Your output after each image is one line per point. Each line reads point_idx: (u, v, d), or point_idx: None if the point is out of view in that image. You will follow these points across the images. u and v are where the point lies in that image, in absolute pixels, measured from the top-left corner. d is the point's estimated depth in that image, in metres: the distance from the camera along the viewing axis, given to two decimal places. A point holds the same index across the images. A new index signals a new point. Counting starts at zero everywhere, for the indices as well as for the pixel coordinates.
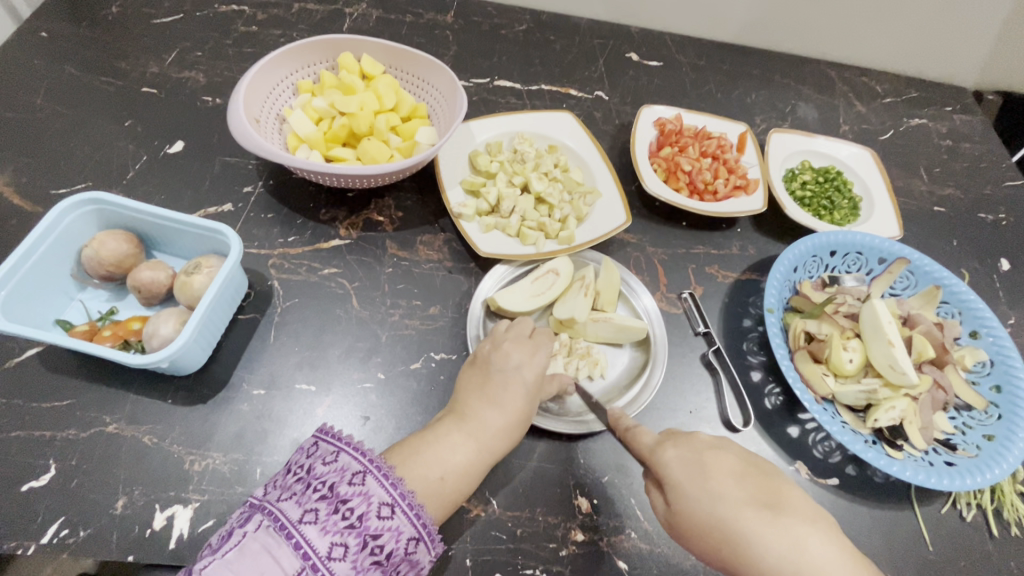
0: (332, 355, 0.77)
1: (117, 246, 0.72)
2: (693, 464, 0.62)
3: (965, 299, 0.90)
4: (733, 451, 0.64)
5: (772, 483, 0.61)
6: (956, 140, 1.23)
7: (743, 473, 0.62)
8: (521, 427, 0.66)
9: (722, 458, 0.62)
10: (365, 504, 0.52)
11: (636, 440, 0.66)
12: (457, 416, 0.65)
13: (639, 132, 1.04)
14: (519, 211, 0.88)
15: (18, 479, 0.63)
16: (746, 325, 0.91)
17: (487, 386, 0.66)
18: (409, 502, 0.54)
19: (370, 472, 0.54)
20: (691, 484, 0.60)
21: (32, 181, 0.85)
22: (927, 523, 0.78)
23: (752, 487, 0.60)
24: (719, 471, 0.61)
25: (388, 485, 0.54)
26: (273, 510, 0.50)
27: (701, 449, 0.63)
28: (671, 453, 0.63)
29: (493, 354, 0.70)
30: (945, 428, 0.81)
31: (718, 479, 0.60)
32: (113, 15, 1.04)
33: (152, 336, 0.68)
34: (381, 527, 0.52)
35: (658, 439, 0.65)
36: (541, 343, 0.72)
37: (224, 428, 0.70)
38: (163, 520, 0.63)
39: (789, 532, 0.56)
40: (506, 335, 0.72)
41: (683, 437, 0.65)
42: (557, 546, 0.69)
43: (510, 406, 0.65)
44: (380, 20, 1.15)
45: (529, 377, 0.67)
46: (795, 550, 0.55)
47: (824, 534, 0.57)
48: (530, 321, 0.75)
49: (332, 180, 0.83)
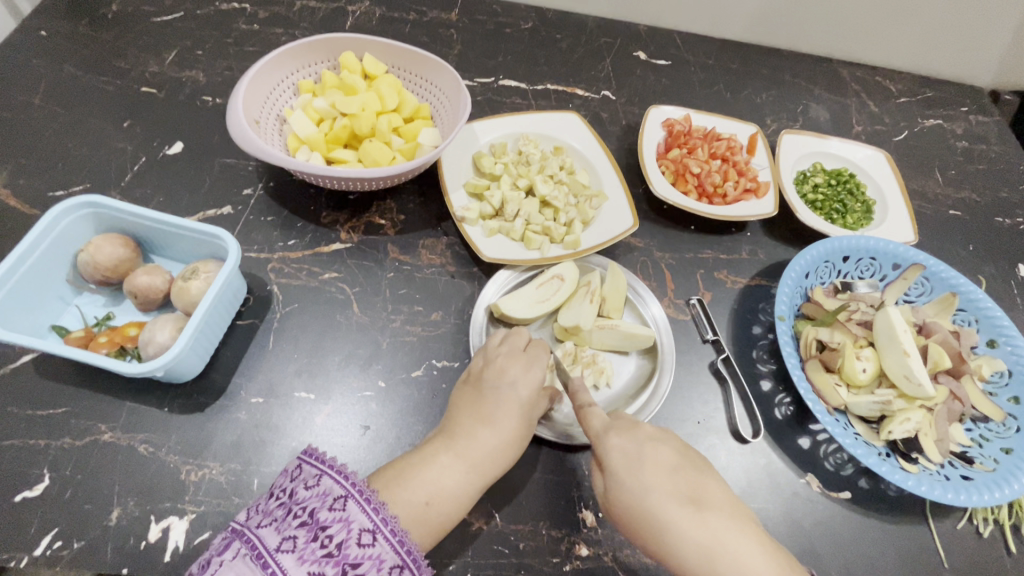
0: (331, 362, 0.75)
1: (114, 250, 0.71)
2: (632, 455, 0.62)
3: (982, 306, 0.87)
4: (673, 444, 0.64)
5: (703, 478, 0.61)
6: (972, 141, 1.20)
7: (678, 467, 0.62)
8: (516, 448, 0.64)
9: (661, 451, 0.62)
10: (345, 530, 0.51)
11: (586, 423, 0.66)
12: (447, 436, 0.63)
13: (647, 132, 1.01)
14: (523, 215, 0.86)
15: (12, 489, 0.62)
16: (756, 333, 0.89)
17: (481, 404, 0.65)
18: (392, 529, 0.53)
19: (352, 496, 0.53)
20: (627, 475, 0.61)
21: (31, 182, 0.84)
22: (942, 538, 0.76)
23: (682, 481, 0.60)
24: (655, 464, 0.61)
25: (369, 511, 0.53)
26: (251, 537, 0.49)
27: (643, 440, 0.63)
28: (614, 441, 0.63)
29: (487, 370, 0.68)
30: (961, 440, 0.78)
31: (652, 472, 0.60)
32: (113, 14, 1.03)
33: (148, 343, 0.66)
34: (361, 555, 0.50)
35: (606, 424, 0.65)
36: (537, 357, 0.69)
37: (220, 437, 0.68)
38: (158, 532, 0.62)
39: (709, 526, 0.57)
40: (500, 350, 0.70)
41: (628, 426, 0.65)
42: (560, 560, 0.67)
43: (504, 425, 0.63)
44: (383, 18, 1.14)
45: (524, 394, 0.66)
46: (712, 545, 0.56)
47: (746, 532, 0.57)
48: (526, 334, 0.73)
49: (332, 183, 0.81)
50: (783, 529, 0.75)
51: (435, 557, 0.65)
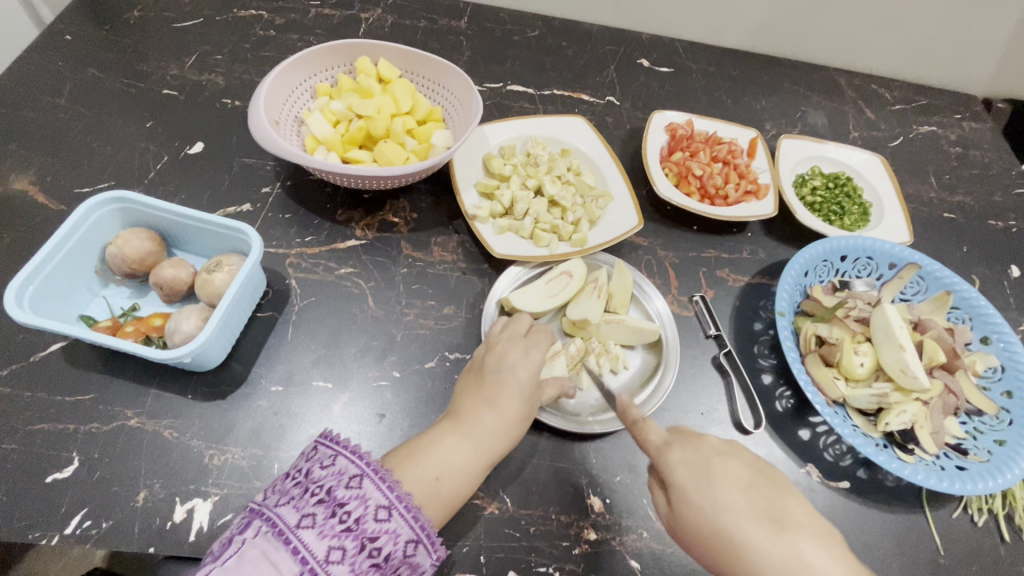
0: (348, 353, 0.78)
1: (141, 244, 0.73)
2: (700, 469, 0.62)
3: (975, 304, 0.90)
4: (743, 460, 0.65)
5: (778, 494, 0.61)
6: (965, 147, 1.24)
7: (749, 482, 0.62)
8: (518, 427, 0.66)
9: (730, 466, 0.63)
10: (362, 507, 0.53)
11: (645, 437, 0.67)
12: (455, 417, 0.65)
13: (651, 136, 1.05)
14: (532, 213, 0.88)
15: (42, 471, 0.65)
16: (757, 329, 0.92)
17: (482, 388, 0.67)
18: (406, 505, 0.54)
19: (367, 475, 0.54)
20: (696, 490, 0.61)
21: (57, 179, 0.87)
22: (939, 527, 0.78)
23: (756, 497, 0.61)
24: (726, 478, 0.61)
25: (385, 488, 0.54)
26: (270, 516, 0.51)
27: (710, 454, 0.64)
28: (678, 454, 0.64)
29: (488, 357, 0.71)
30: (956, 433, 0.81)
31: (724, 487, 0.61)
32: (134, 19, 1.06)
33: (174, 332, 0.69)
34: (378, 530, 0.53)
35: (665, 438, 0.66)
36: (537, 342, 0.73)
37: (242, 423, 0.71)
38: (183, 513, 0.64)
39: (788, 543, 0.57)
40: (501, 337, 0.73)
41: (691, 439, 0.65)
42: (569, 544, 0.70)
43: (507, 406, 0.65)
44: (395, 26, 1.17)
45: (523, 377, 0.68)
46: (792, 561, 0.56)
47: (825, 548, 0.57)
48: (527, 320, 0.76)
49: (350, 181, 0.84)
50: None
51: (449, 540, 0.68)
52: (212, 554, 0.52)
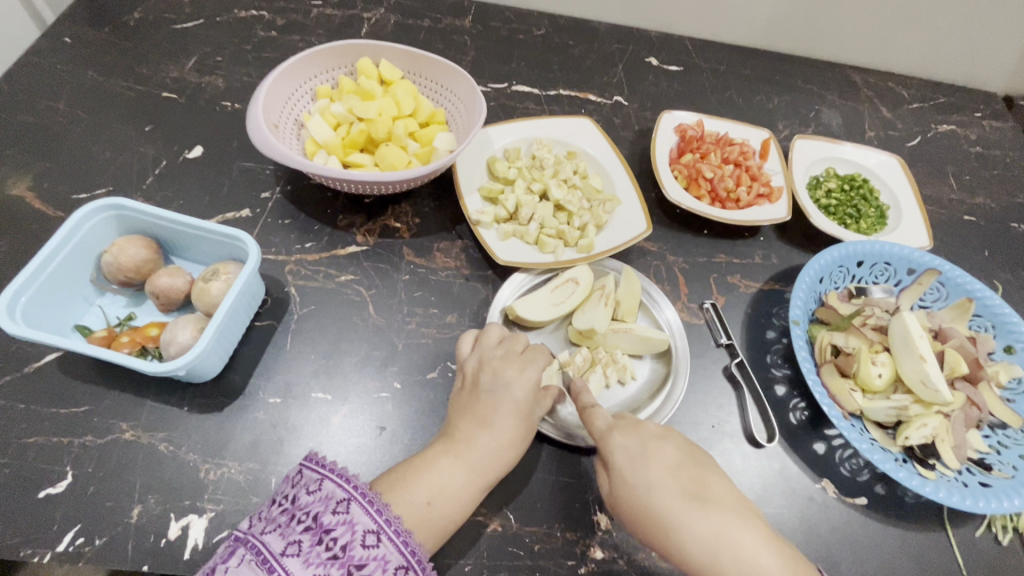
0: (348, 363, 0.76)
1: (136, 252, 0.72)
2: (636, 454, 0.62)
3: (999, 312, 0.87)
4: (677, 442, 0.64)
5: (707, 474, 0.61)
6: (987, 147, 1.19)
7: (680, 463, 0.62)
8: (516, 448, 0.64)
9: (664, 449, 0.62)
10: (349, 533, 0.51)
11: (590, 423, 0.66)
12: (448, 439, 0.63)
13: (660, 137, 1.02)
14: (538, 219, 0.86)
15: (35, 486, 0.63)
16: (770, 337, 0.89)
17: (477, 408, 0.65)
18: (396, 529, 0.52)
19: (355, 499, 0.53)
20: (631, 471, 0.61)
21: (55, 186, 0.85)
22: (960, 546, 0.75)
23: (685, 477, 0.60)
24: (657, 459, 0.61)
25: (372, 512, 0.52)
26: (255, 544, 0.49)
27: (646, 438, 0.63)
28: (618, 440, 0.63)
29: (482, 374, 0.68)
30: (979, 447, 0.78)
31: (656, 470, 0.60)
32: (134, 21, 1.05)
33: (169, 343, 0.67)
34: (366, 556, 0.50)
35: (609, 423, 0.65)
36: (533, 359, 0.69)
37: (239, 436, 0.69)
38: (178, 530, 0.63)
39: (711, 519, 0.57)
40: (495, 351, 0.70)
41: (632, 425, 0.65)
42: (575, 563, 0.67)
43: (503, 427, 0.63)
44: (398, 25, 1.15)
45: (519, 396, 0.65)
46: (713, 538, 0.56)
47: (750, 526, 0.57)
48: (524, 338, 0.73)
49: (349, 186, 0.82)
50: (799, 534, 0.74)
51: (451, 558, 0.66)
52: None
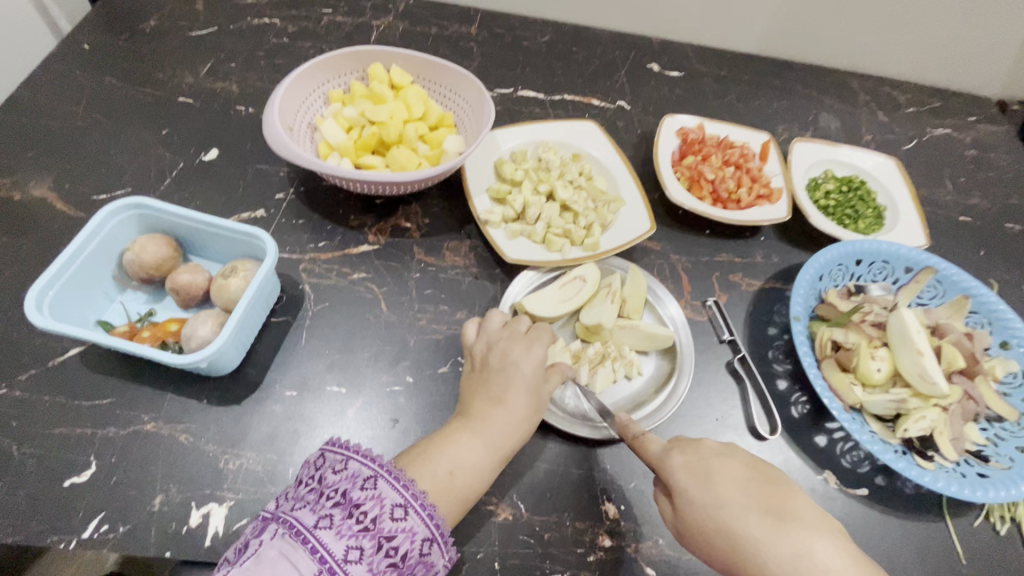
0: (361, 358, 0.78)
1: (158, 250, 0.74)
2: (698, 471, 0.61)
3: (995, 308, 0.89)
4: (739, 457, 0.63)
5: (777, 490, 0.60)
6: (981, 150, 1.22)
7: (748, 479, 0.61)
8: (529, 423, 0.66)
9: (728, 465, 0.61)
10: (378, 507, 0.53)
11: (644, 448, 0.65)
12: (463, 417, 0.65)
13: (662, 140, 1.05)
14: (545, 218, 0.88)
15: (60, 475, 0.65)
16: (772, 333, 0.91)
17: (489, 386, 0.67)
18: (421, 503, 0.55)
19: (381, 476, 0.54)
20: (697, 492, 0.60)
21: (76, 187, 0.88)
22: (961, 536, 0.77)
23: (755, 493, 0.59)
24: (724, 477, 0.60)
25: (399, 487, 0.54)
26: (287, 518, 0.51)
27: (707, 455, 0.62)
28: (678, 460, 0.62)
29: (491, 355, 0.70)
30: (977, 439, 0.80)
31: (723, 486, 0.60)
32: (151, 28, 1.08)
33: (191, 337, 0.69)
34: (394, 529, 0.52)
35: (665, 443, 0.65)
36: (538, 338, 0.71)
37: (257, 428, 0.71)
38: (199, 517, 0.65)
39: (791, 537, 0.55)
40: (502, 335, 0.72)
41: (690, 443, 0.64)
42: (585, 551, 0.69)
43: (515, 403, 0.65)
44: (407, 32, 1.18)
45: (527, 372, 0.67)
46: (797, 557, 0.54)
47: (829, 541, 0.56)
48: (528, 319, 0.75)
49: (362, 187, 0.85)
50: None
51: (463, 546, 0.67)
52: (227, 560, 0.51)
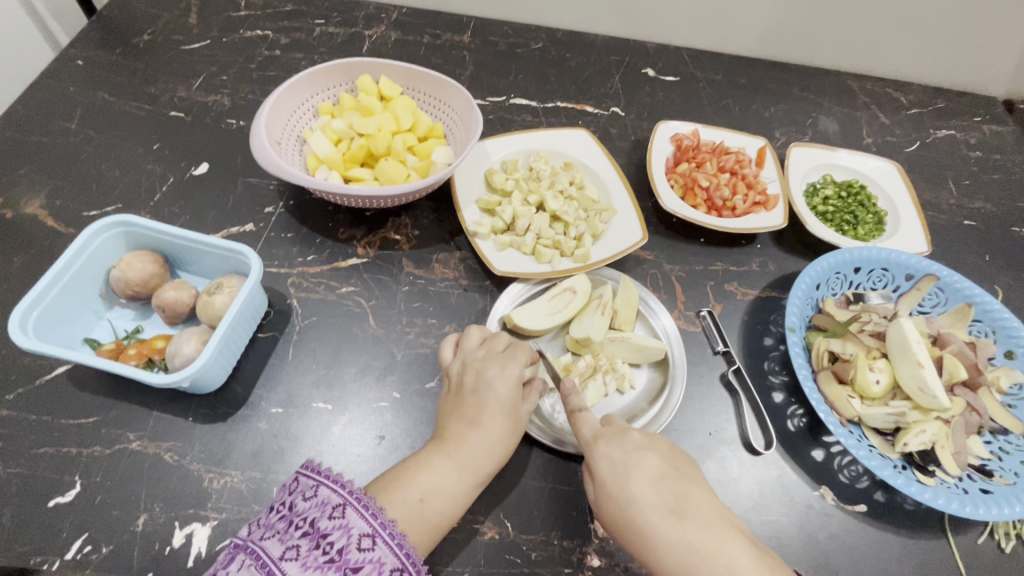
0: (348, 374, 0.78)
1: (144, 266, 0.74)
2: (618, 464, 0.63)
3: (999, 316, 0.86)
4: (661, 452, 0.65)
5: (689, 487, 0.62)
6: (987, 151, 1.19)
7: (663, 475, 0.62)
8: (504, 446, 0.65)
9: (647, 461, 0.63)
10: (345, 537, 0.53)
11: (577, 430, 0.68)
12: (439, 441, 0.65)
13: (656, 147, 1.03)
14: (534, 229, 0.87)
15: (45, 495, 0.65)
16: (768, 344, 0.89)
17: (463, 409, 0.67)
18: (391, 532, 0.54)
19: (350, 504, 0.54)
20: (612, 483, 0.62)
21: (67, 204, 0.88)
22: (963, 554, 0.75)
23: (666, 490, 0.61)
24: (640, 471, 0.62)
25: (368, 516, 0.54)
26: (255, 549, 0.51)
27: (630, 448, 0.64)
28: (601, 450, 0.64)
29: (466, 376, 0.69)
30: (980, 453, 0.77)
31: (638, 482, 0.61)
32: (144, 42, 1.08)
33: (175, 355, 0.69)
34: (361, 559, 0.52)
35: (594, 432, 0.67)
36: (514, 356, 0.70)
37: (241, 446, 0.71)
38: (182, 538, 0.64)
39: (688, 534, 0.57)
40: (477, 354, 0.71)
41: (616, 435, 0.66)
42: (572, 570, 0.68)
43: (490, 426, 0.65)
44: (399, 41, 1.18)
45: (502, 393, 0.66)
46: (689, 551, 0.56)
47: (728, 538, 0.57)
48: (505, 336, 0.74)
49: (350, 201, 0.84)
50: (797, 541, 0.74)
51: (447, 565, 0.66)
52: None
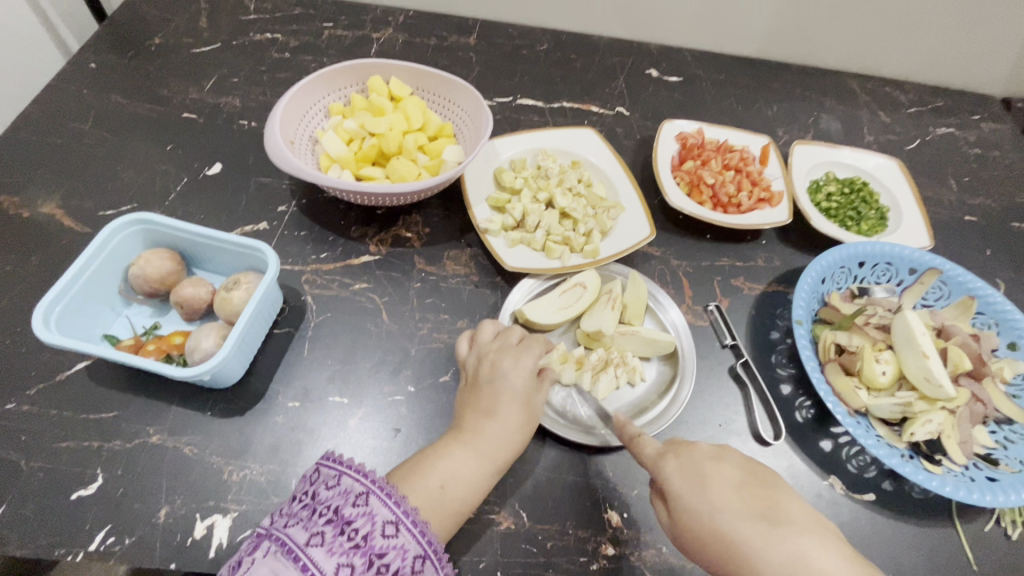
0: (363, 368, 0.79)
1: (162, 263, 0.75)
2: (693, 475, 0.61)
3: (1002, 309, 0.88)
4: (734, 461, 0.63)
5: (773, 494, 0.59)
6: (986, 148, 1.21)
7: (743, 484, 0.60)
8: (521, 434, 0.66)
9: (722, 469, 0.61)
10: (370, 523, 0.54)
11: (640, 450, 0.66)
12: (456, 431, 0.66)
13: (661, 146, 1.04)
14: (544, 226, 0.89)
15: (67, 488, 0.66)
16: (775, 338, 0.91)
17: (478, 399, 0.68)
18: (413, 520, 0.55)
19: (373, 492, 0.55)
20: (691, 497, 0.59)
21: (82, 204, 0.89)
22: (971, 541, 0.76)
23: (750, 497, 0.58)
24: (717, 481, 0.60)
25: (391, 504, 0.55)
26: (280, 536, 0.52)
27: (701, 459, 0.62)
28: (670, 465, 0.62)
29: (482, 367, 0.71)
30: (986, 442, 0.78)
31: (718, 492, 0.59)
32: (156, 46, 1.10)
33: (194, 350, 0.70)
34: (385, 545, 0.53)
35: (659, 449, 0.65)
36: (528, 348, 0.71)
37: (260, 440, 0.72)
38: (203, 529, 0.65)
39: (786, 542, 0.54)
40: (492, 346, 0.73)
41: (684, 448, 0.64)
42: (587, 559, 0.69)
43: (506, 415, 0.66)
44: (407, 43, 1.20)
45: (517, 383, 0.68)
46: (793, 561, 0.53)
47: (826, 544, 0.54)
48: (518, 329, 0.75)
49: (362, 199, 0.85)
50: None
51: (464, 555, 0.67)
52: None
